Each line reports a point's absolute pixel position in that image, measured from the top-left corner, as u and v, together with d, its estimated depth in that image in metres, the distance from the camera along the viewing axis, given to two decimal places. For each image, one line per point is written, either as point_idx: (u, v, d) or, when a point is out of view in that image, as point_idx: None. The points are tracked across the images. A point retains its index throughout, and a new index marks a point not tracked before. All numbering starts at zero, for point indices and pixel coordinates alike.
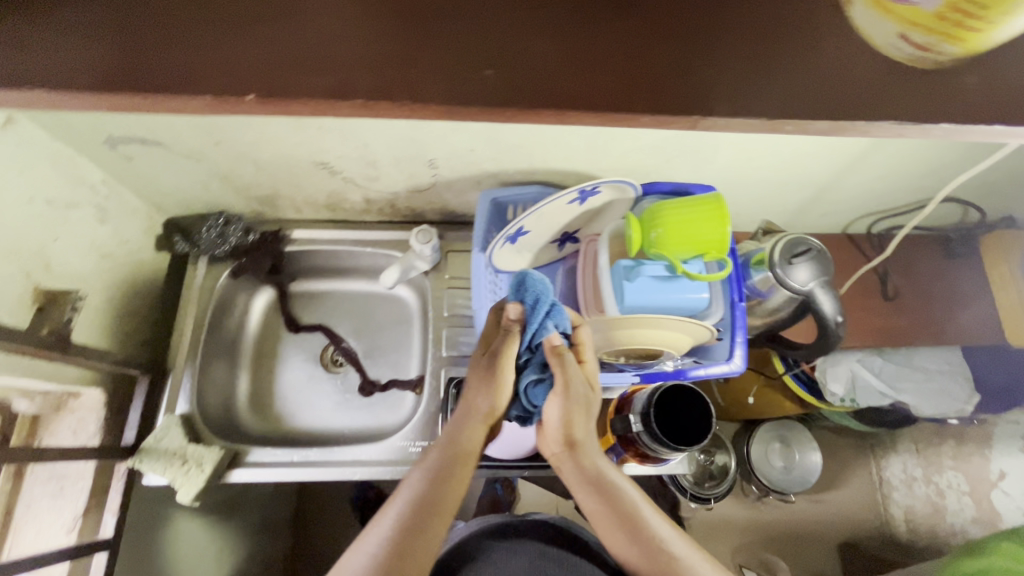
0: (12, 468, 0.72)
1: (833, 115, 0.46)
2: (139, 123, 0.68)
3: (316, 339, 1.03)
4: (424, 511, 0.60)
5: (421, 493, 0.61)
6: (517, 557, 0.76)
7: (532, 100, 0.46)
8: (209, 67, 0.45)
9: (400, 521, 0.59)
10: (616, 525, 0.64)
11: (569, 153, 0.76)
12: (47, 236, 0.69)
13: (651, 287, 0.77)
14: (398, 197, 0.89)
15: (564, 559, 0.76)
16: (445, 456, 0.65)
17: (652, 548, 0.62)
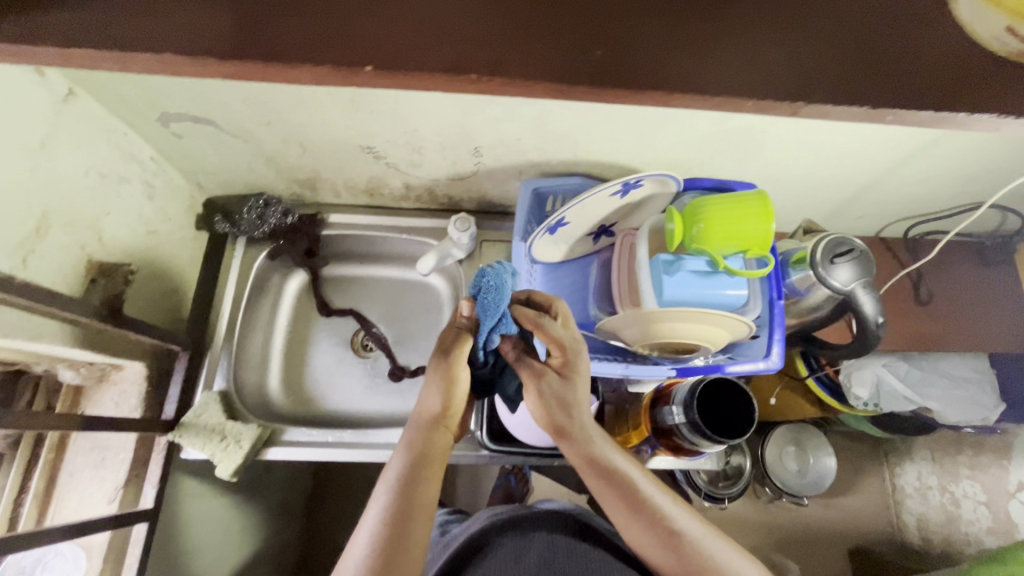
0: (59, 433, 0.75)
1: (957, 98, 0.41)
2: (196, 100, 0.68)
3: (347, 323, 1.04)
4: (403, 516, 0.59)
5: (397, 498, 0.61)
6: (527, 544, 0.74)
7: (631, 79, 0.40)
8: (324, 31, 0.40)
9: (381, 532, 0.58)
10: (620, 502, 0.65)
11: (614, 144, 0.76)
12: (100, 210, 0.69)
13: (691, 282, 0.77)
14: (438, 184, 0.89)
15: (575, 552, 0.73)
16: (412, 459, 0.65)
17: (659, 522, 0.64)
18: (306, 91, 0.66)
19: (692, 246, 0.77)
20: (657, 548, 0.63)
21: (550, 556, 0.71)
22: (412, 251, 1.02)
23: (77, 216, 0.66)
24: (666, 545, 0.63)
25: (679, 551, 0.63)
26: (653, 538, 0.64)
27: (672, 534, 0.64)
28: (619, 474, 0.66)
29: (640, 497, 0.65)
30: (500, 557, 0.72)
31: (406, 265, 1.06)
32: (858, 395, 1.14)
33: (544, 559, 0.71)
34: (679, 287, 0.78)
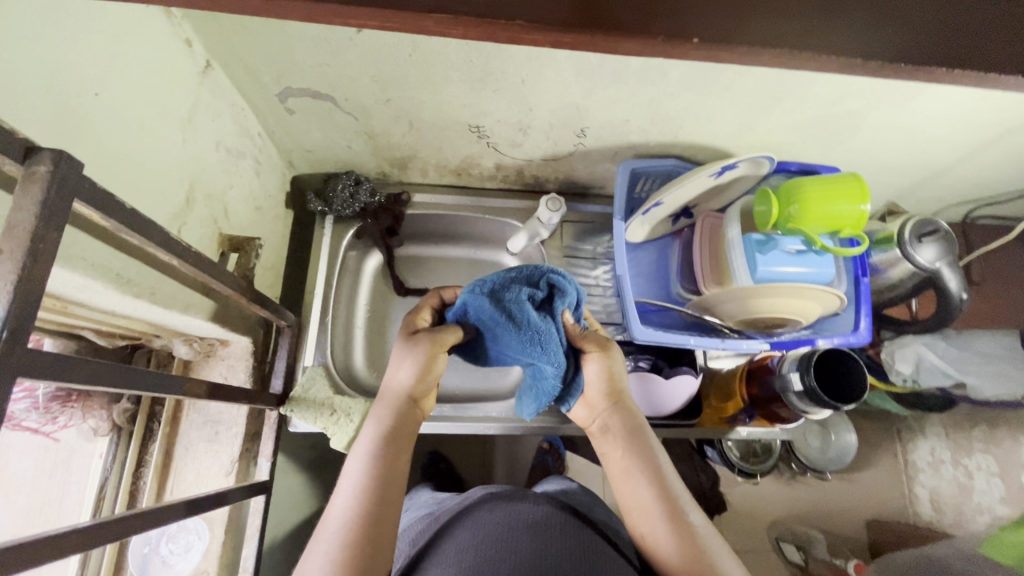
0: (173, 403, 0.75)
1: None
2: (323, 76, 0.69)
3: (423, 303, 1.06)
4: (378, 490, 0.56)
5: (372, 471, 0.58)
6: (520, 516, 0.67)
7: None
8: None
9: (356, 504, 0.55)
10: (631, 484, 0.62)
11: (718, 127, 0.79)
12: (226, 184, 0.70)
13: (784, 260, 0.82)
14: (529, 164, 0.91)
15: (572, 529, 0.66)
16: (390, 432, 0.62)
17: (669, 508, 0.58)
18: (438, 69, 0.67)
19: (786, 224, 0.80)
20: (665, 537, 0.57)
21: (541, 524, 0.65)
22: (488, 232, 1.04)
23: (210, 188, 0.66)
24: (673, 537, 0.56)
25: (684, 546, 0.56)
26: (660, 528, 0.58)
27: (682, 524, 0.57)
28: (637, 453, 0.63)
29: (657, 476, 0.61)
30: (485, 529, 0.65)
31: (480, 247, 1.08)
32: (899, 370, 1.22)
33: (534, 531, 0.64)
34: (776, 265, 0.81)
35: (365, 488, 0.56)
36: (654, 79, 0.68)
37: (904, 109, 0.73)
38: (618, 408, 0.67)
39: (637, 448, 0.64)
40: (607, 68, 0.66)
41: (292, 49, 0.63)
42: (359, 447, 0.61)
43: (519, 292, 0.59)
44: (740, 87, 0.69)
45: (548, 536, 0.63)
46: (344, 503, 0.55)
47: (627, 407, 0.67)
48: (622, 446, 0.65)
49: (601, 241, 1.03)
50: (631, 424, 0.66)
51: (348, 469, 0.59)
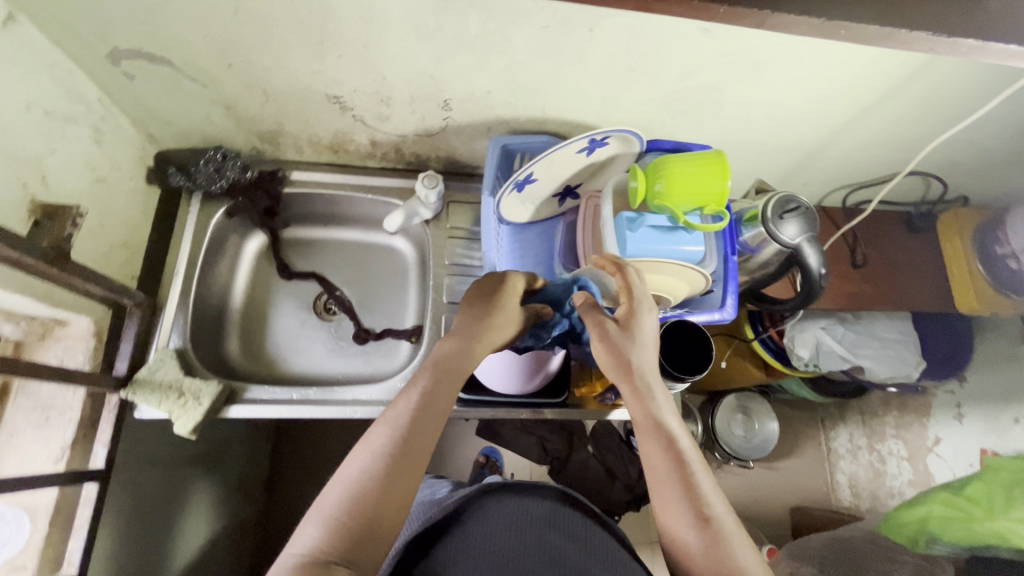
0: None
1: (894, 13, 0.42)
2: (150, 36, 0.65)
3: (309, 287, 1.03)
4: (419, 444, 0.54)
5: (419, 421, 0.56)
6: (520, 510, 0.66)
7: None
8: None
9: (397, 452, 0.53)
10: (659, 473, 0.60)
11: (581, 101, 0.78)
12: (44, 148, 0.66)
13: (652, 238, 0.80)
14: (405, 140, 0.88)
15: (576, 522, 0.66)
16: (452, 382, 0.60)
17: (694, 506, 0.57)
18: (271, 31, 0.64)
19: (654, 201, 0.81)
20: (688, 532, 0.56)
21: (547, 526, 0.65)
22: (377, 214, 1.01)
23: (14, 150, 0.61)
24: (695, 532, 0.55)
25: (708, 545, 0.54)
26: (682, 521, 0.56)
27: (704, 525, 0.56)
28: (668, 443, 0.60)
29: (688, 466, 0.59)
30: (493, 523, 0.64)
31: (370, 229, 1.05)
32: (798, 355, 1.22)
33: (543, 528, 0.63)
34: (642, 241, 0.79)
35: (411, 439, 0.54)
36: (499, 45, 0.67)
37: (757, 82, 0.73)
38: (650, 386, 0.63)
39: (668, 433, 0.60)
40: (447, 32, 0.64)
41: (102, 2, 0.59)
42: (412, 395, 0.58)
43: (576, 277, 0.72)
44: (588, 56, 0.68)
45: (551, 532, 0.63)
46: (379, 451, 0.53)
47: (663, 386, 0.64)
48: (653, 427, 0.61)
49: None
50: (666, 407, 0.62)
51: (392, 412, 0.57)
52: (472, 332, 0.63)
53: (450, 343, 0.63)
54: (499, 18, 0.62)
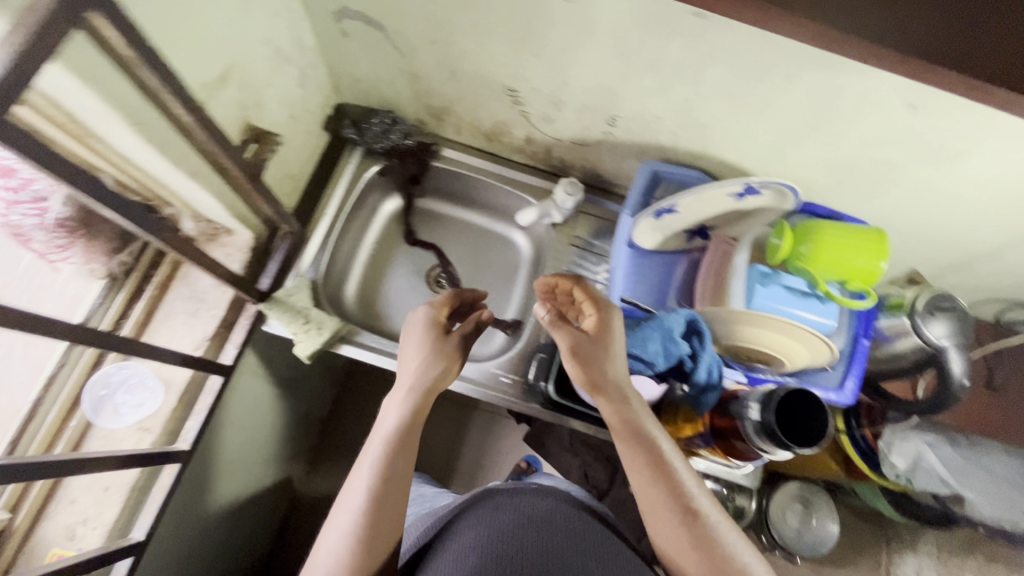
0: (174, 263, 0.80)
1: None
2: (377, 3, 0.72)
3: (426, 257, 1.09)
4: (392, 478, 0.60)
5: (387, 453, 0.62)
6: (522, 508, 0.62)
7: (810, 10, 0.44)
8: None
9: (374, 489, 0.59)
10: (641, 487, 0.60)
11: (747, 147, 0.78)
12: (266, 81, 0.75)
13: (783, 298, 0.79)
14: (558, 145, 0.92)
15: (582, 524, 0.61)
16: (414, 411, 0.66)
17: (680, 505, 0.57)
18: (483, 20, 0.69)
19: (795, 263, 0.79)
20: (682, 535, 0.56)
21: (546, 523, 0.59)
22: (506, 205, 1.05)
23: (248, 77, 0.70)
24: (686, 533, 0.56)
25: (703, 544, 0.55)
26: (672, 529, 0.56)
27: (693, 519, 0.56)
28: (642, 449, 0.61)
29: (663, 468, 0.59)
30: (494, 515, 0.61)
31: (495, 218, 1.09)
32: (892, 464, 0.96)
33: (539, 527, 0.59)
34: (772, 300, 0.78)
35: (382, 472, 0.60)
36: (690, 77, 0.68)
37: (948, 170, 0.69)
38: (618, 391, 0.66)
39: (633, 442, 0.62)
40: (645, 53, 0.66)
41: None
42: (378, 433, 0.64)
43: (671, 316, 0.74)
44: (775, 105, 0.68)
45: (552, 534, 0.58)
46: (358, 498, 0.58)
47: (626, 388, 0.67)
48: (622, 435, 0.63)
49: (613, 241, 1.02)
50: (631, 414, 0.64)
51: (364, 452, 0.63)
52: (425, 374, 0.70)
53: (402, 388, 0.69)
54: (702, 52, 0.63)
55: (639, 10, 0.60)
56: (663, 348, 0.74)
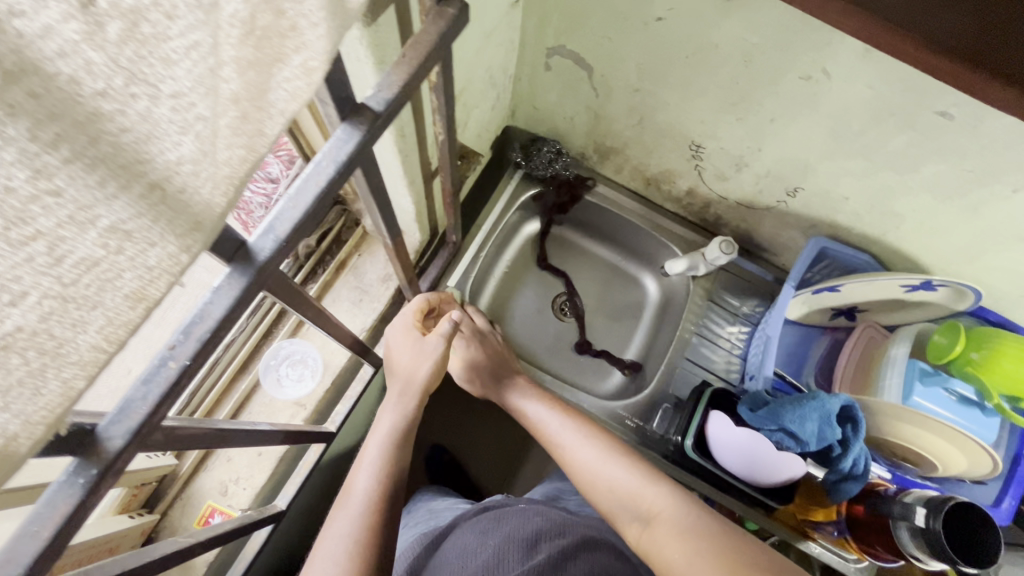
0: (353, 252, 0.85)
1: None
2: (595, 49, 0.75)
3: (554, 283, 1.08)
4: (392, 475, 0.66)
5: (386, 456, 0.67)
6: (508, 525, 0.68)
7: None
8: None
9: (376, 490, 0.63)
10: (583, 461, 0.65)
11: (934, 245, 0.76)
12: (474, 103, 0.79)
13: (946, 402, 0.76)
14: (721, 202, 0.92)
15: (573, 542, 0.65)
16: (408, 413, 0.72)
17: (636, 468, 0.62)
18: (700, 79, 0.71)
19: (962, 367, 0.76)
20: (633, 492, 0.60)
21: (530, 535, 0.65)
22: (645, 245, 1.06)
23: (465, 95, 0.75)
24: (644, 489, 0.60)
25: (613, 461, 0.63)
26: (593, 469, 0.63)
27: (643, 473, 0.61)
28: (589, 431, 0.67)
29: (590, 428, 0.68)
30: (484, 532, 0.68)
31: (629, 255, 1.09)
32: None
33: (523, 547, 0.64)
34: (935, 402, 0.76)
35: (385, 474, 0.65)
36: (905, 169, 0.67)
37: None
38: (509, 384, 0.77)
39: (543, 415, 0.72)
40: (865, 139, 0.66)
41: (590, 13, 0.69)
42: (375, 436, 0.69)
43: (828, 397, 0.72)
44: (988, 212, 0.66)
45: (536, 540, 0.65)
46: (362, 491, 0.63)
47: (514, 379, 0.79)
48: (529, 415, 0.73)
49: (749, 301, 1.00)
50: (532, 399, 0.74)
51: (364, 454, 0.68)
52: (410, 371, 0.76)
53: (392, 396, 0.75)
54: (931, 148, 0.63)
55: (881, 100, 0.61)
56: (818, 430, 0.72)
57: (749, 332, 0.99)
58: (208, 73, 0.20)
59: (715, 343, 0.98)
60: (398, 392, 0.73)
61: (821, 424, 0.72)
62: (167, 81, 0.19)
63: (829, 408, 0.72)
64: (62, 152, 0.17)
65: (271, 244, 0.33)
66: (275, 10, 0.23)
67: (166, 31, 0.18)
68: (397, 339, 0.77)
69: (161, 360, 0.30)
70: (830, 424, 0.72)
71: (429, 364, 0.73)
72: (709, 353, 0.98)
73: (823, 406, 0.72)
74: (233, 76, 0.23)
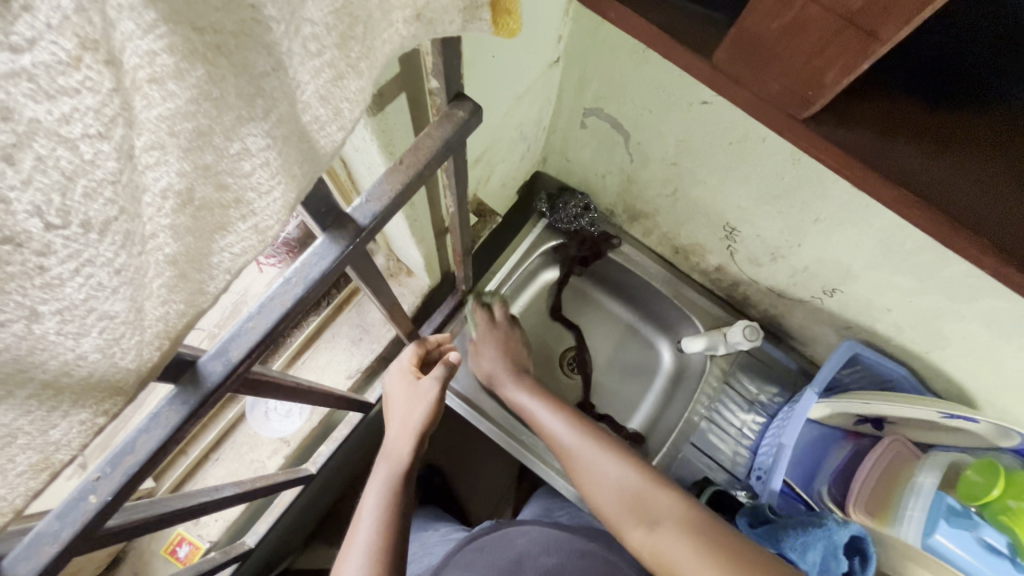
0: (359, 290, 0.82)
1: None
2: (633, 118, 0.71)
3: (565, 336, 1.02)
4: (395, 538, 0.60)
5: (385, 508, 0.63)
6: (490, 556, 0.65)
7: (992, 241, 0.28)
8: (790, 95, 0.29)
9: (377, 540, 0.59)
10: (586, 463, 0.65)
11: (981, 377, 0.69)
12: (501, 156, 0.75)
13: (972, 549, 0.69)
14: (752, 285, 0.86)
15: (558, 560, 0.62)
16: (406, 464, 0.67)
17: (631, 465, 0.64)
18: (742, 166, 0.65)
19: (996, 513, 0.69)
20: (631, 491, 0.62)
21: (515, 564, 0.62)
22: (664, 312, 1.00)
23: (490, 153, 0.72)
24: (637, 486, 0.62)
25: (611, 463, 0.64)
26: (596, 463, 0.65)
27: (636, 469, 0.63)
28: (588, 435, 0.68)
29: (581, 424, 0.70)
30: (470, 566, 0.64)
31: (647, 317, 1.03)
32: None
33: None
34: (958, 545, 0.69)
35: (382, 534, 0.60)
36: (960, 297, 0.60)
37: None
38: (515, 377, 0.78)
39: (547, 419, 0.72)
40: (917, 260, 0.60)
41: (632, 85, 0.65)
42: (373, 486, 0.65)
43: (836, 526, 0.66)
44: None
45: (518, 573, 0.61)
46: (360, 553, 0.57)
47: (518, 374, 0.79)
48: (532, 412, 0.74)
49: (768, 388, 0.93)
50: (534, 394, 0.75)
51: (360, 509, 0.63)
52: (408, 421, 0.69)
53: (384, 460, 0.69)
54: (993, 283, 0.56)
55: None
56: (821, 560, 0.66)
57: (764, 423, 0.92)
58: (115, 279, 0.18)
59: (726, 429, 0.92)
60: (391, 439, 0.69)
61: (826, 554, 0.65)
62: (49, 302, 0.16)
63: (838, 539, 0.65)
64: None
65: (222, 367, 0.30)
66: (216, 184, 0.20)
67: (40, 265, 0.15)
68: (394, 387, 0.73)
69: (82, 493, 0.28)
70: (838, 558, 0.65)
71: (424, 408, 0.69)
72: (718, 439, 0.92)
73: (828, 536, 0.66)
74: (165, 243, 0.20)
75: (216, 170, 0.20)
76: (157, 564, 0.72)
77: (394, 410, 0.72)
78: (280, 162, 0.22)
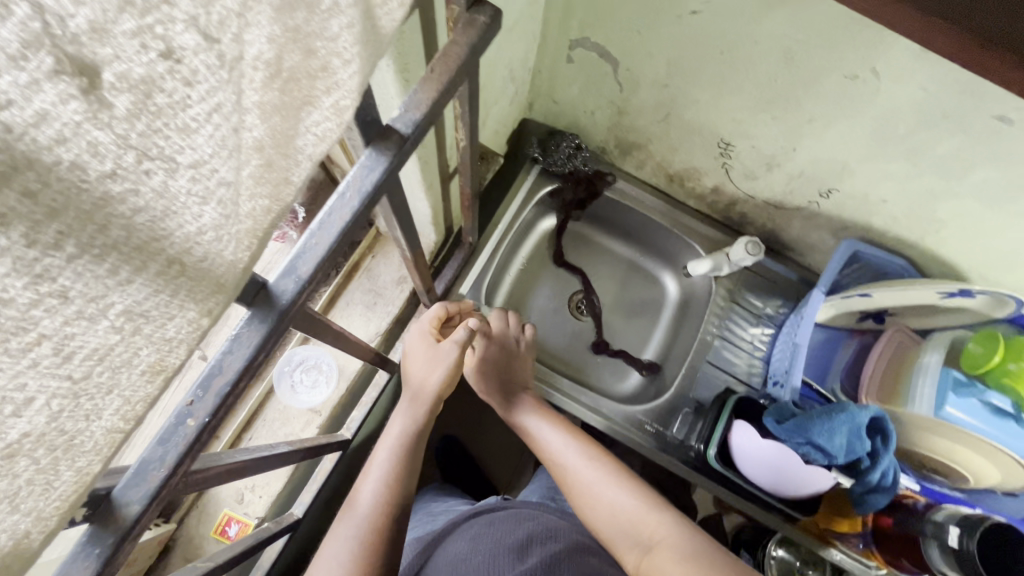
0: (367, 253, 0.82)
1: None
2: (622, 42, 0.70)
3: (571, 281, 1.02)
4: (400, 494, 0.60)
5: (394, 466, 0.61)
6: (497, 528, 0.61)
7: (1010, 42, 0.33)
8: None
9: (385, 493, 0.59)
10: (584, 481, 0.59)
11: (973, 251, 0.73)
12: (494, 98, 0.75)
13: (981, 414, 0.72)
14: (748, 200, 0.89)
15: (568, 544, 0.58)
16: (420, 420, 0.65)
17: (631, 487, 0.58)
18: (735, 74, 0.66)
19: (999, 379, 0.72)
20: (627, 518, 0.55)
21: (525, 540, 0.58)
22: (664, 243, 1.01)
23: (484, 94, 0.72)
24: (636, 512, 0.55)
25: (613, 485, 0.58)
26: (591, 490, 0.59)
27: (637, 492, 0.57)
28: (589, 453, 0.62)
29: (584, 442, 0.63)
30: (475, 539, 0.60)
31: (648, 251, 1.04)
32: None
33: (513, 552, 0.56)
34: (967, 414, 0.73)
35: (389, 491, 0.59)
36: (953, 173, 0.63)
37: None
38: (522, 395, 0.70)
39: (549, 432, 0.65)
40: (912, 142, 0.62)
41: (618, 6, 0.65)
42: (386, 440, 0.64)
43: (858, 409, 0.70)
44: None
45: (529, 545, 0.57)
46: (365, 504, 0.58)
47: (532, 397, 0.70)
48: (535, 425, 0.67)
49: (773, 301, 0.97)
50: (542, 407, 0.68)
51: (373, 459, 0.63)
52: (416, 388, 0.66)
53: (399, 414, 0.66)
54: (983, 152, 0.59)
55: (933, 103, 0.56)
56: (847, 443, 0.70)
57: (773, 334, 0.96)
58: (231, 133, 0.18)
59: (738, 345, 0.95)
60: (410, 396, 0.66)
61: (851, 433, 0.70)
62: (183, 150, 0.17)
63: (858, 419, 0.69)
64: (66, 247, 0.15)
65: (293, 285, 0.30)
66: (304, 49, 0.20)
67: (185, 97, 0.16)
68: (413, 346, 0.68)
69: (179, 417, 0.28)
70: (859, 437, 0.70)
71: (445, 371, 0.64)
72: (731, 355, 0.95)
73: (851, 419, 0.69)
74: (254, 123, 0.20)
75: (305, 32, 0.20)
76: (208, 546, 0.72)
77: (412, 368, 0.68)
78: (357, 28, 0.22)
